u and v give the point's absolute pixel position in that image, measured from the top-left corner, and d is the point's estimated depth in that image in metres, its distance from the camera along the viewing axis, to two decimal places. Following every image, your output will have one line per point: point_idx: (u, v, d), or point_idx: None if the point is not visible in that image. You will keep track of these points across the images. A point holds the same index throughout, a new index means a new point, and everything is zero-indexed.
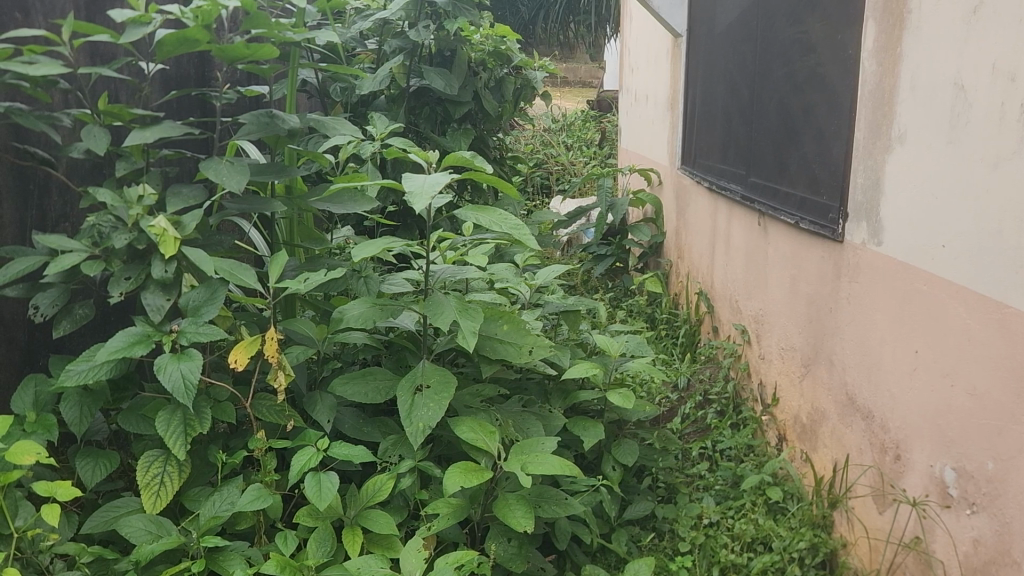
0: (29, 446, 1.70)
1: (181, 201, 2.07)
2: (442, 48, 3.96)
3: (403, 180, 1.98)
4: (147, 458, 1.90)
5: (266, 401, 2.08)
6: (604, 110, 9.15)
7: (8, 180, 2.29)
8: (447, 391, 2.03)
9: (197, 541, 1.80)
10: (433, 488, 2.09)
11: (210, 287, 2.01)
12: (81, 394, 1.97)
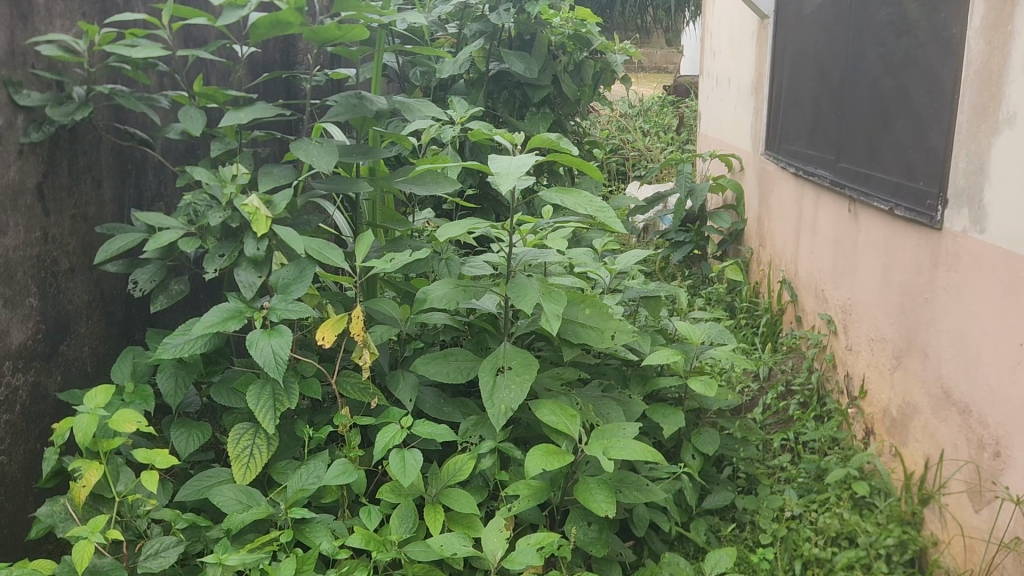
0: (131, 414, 1.77)
1: (272, 180, 2.12)
2: (522, 31, 3.95)
3: (490, 162, 1.97)
4: (238, 430, 1.96)
5: (351, 379, 2.12)
6: (681, 95, 8.99)
7: (109, 160, 2.39)
8: (529, 373, 2.03)
9: (285, 512, 1.84)
10: (513, 469, 2.10)
11: (299, 266, 2.05)
12: (177, 366, 2.04)
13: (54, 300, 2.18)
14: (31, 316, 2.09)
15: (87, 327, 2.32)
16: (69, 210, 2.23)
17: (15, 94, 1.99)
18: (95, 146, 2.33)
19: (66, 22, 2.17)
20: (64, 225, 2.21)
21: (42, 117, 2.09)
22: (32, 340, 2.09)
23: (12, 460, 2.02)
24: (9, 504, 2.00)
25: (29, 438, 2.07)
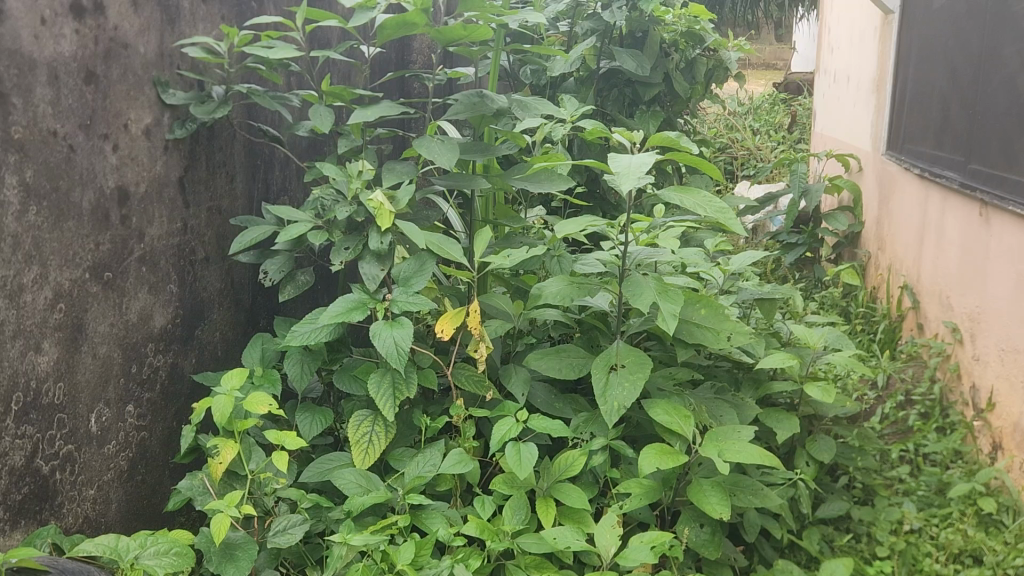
0: (263, 397, 1.86)
1: (396, 176, 2.18)
2: (635, 28, 3.93)
3: (610, 160, 1.97)
4: (358, 417, 2.03)
5: (466, 371, 2.16)
6: (792, 93, 8.74)
7: (242, 156, 2.52)
8: (643, 372, 2.03)
9: (403, 497, 1.90)
10: (624, 467, 2.10)
11: (420, 260, 2.10)
12: (303, 353, 2.14)
13: (191, 287, 2.32)
14: (171, 302, 2.23)
15: (219, 314, 2.45)
16: (206, 203, 2.36)
17: (164, 93, 2.12)
18: (230, 142, 2.46)
19: (208, 25, 2.29)
20: (202, 217, 2.34)
21: (186, 114, 2.23)
22: (172, 324, 2.23)
23: (153, 436, 2.16)
24: (149, 477, 2.14)
25: (168, 416, 2.21)
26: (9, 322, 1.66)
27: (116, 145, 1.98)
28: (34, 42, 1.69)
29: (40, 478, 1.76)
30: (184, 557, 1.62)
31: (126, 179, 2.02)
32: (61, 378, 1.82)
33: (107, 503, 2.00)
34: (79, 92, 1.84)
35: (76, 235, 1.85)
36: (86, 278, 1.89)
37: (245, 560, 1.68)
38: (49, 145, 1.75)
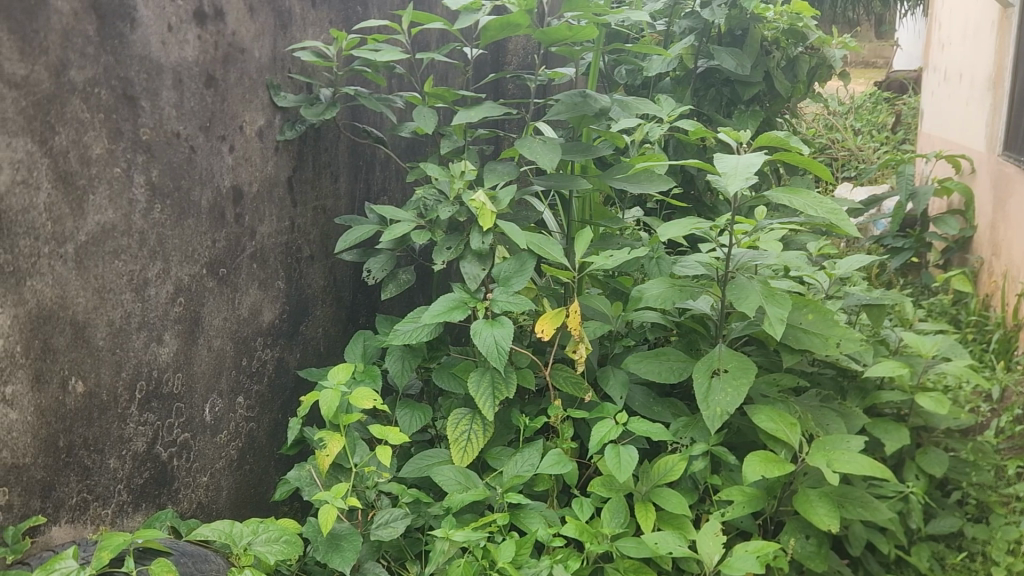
0: (367, 392, 1.89)
1: (498, 176, 2.18)
2: (734, 26, 3.85)
3: (716, 160, 1.93)
4: (457, 414, 2.06)
5: (564, 372, 2.15)
6: (896, 91, 8.40)
7: (346, 157, 2.59)
8: (747, 377, 1.98)
9: (501, 496, 1.90)
10: (725, 474, 2.06)
11: (520, 260, 2.10)
12: (404, 349, 2.17)
13: (298, 284, 2.39)
14: (279, 298, 2.30)
15: (322, 310, 2.52)
16: (311, 202, 2.43)
17: (275, 96, 2.19)
18: (335, 143, 2.52)
19: (318, 30, 2.36)
20: (308, 216, 2.41)
21: (296, 116, 2.30)
22: (279, 320, 2.31)
23: (260, 427, 2.24)
24: (256, 466, 2.22)
25: (274, 408, 2.28)
26: (136, 313, 1.74)
27: (232, 146, 2.05)
28: (161, 48, 1.77)
29: (159, 464, 1.84)
30: (293, 545, 1.65)
31: (240, 178, 2.09)
32: (180, 369, 1.90)
33: (218, 490, 2.08)
34: (200, 95, 1.92)
35: (196, 232, 1.93)
36: (203, 273, 1.97)
37: (350, 551, 1.71)
38: (173, 146, 1.83)
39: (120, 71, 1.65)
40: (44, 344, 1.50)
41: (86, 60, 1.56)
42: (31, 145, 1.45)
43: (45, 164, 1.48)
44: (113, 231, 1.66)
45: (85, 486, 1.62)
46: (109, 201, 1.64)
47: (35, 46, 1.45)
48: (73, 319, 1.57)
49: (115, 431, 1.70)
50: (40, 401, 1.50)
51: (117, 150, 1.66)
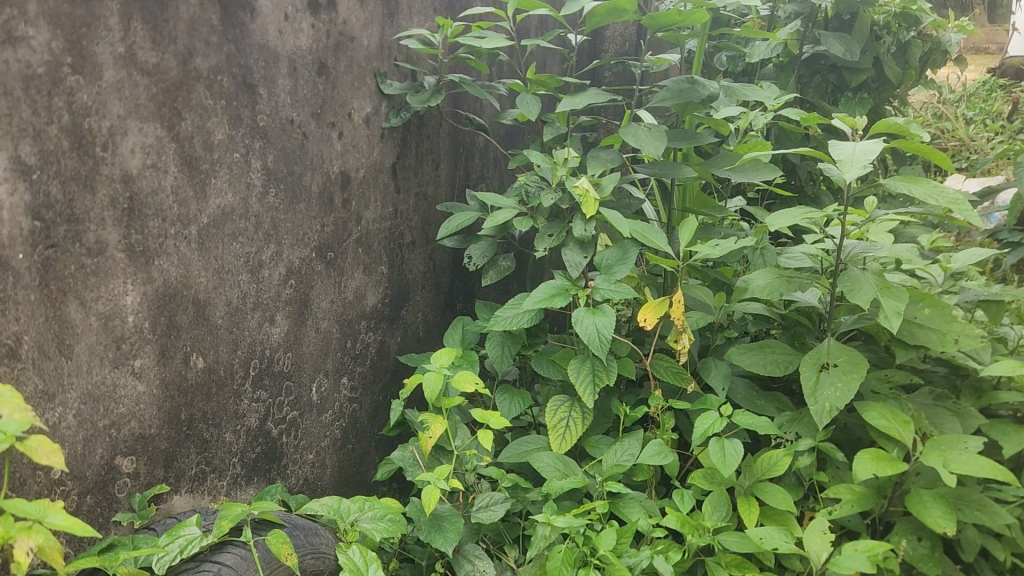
0: (470, 376, 1.89)
1: (601, 164, 2.15)
2: (843, 11, 3.70)
3: (830, 148, 1.87)
4: (556, 401, 2.06)
5: (665, 362, 2.13)
6: (1012, 77, 7.93)
7: (447, 143, 2.61)
8: (857, 372, 1.91)
9: (601, 484, 1.89)
10: (832, 471, 2.00)
11: (623, 248, 2.07)
12: (504, 335, 2.18)
13: (400, 269, 2.43)
14: (382, 283, 2.35)
15: (422, 296, 2.56)
16: (414, 189, 2.46)
17: (382, 84, 2.22)
18: (437, 131, 2.55)
19: (423, 18, 2.38)
20: (410, 202, 2.45)
21: (401, 104, 2.33)
22: (382, 304, 2.35)
23: (363, 408, 2.29)
24: (358, 446, 2.28)
25: (375, 390, 2.33)
26: (251, 293, 1.81)
27: (341, 133, 2.10)
28: (278, 37, 1.82)
29: (269, 440, 1.91)
30: (398, 523, 1.68)
31: (348, 165, 2.14)
32: (290, 349, 1.96)
33: (323, 468, 2.15)
34: (313, 83, 1.97)
35: (306, 216, 1.99)
36: (313, 257, 2.02)
37: (452, 532, 1.73)
38: (287, 133, 1.89)
39: (240, 60, 1.71)
40: (169, 321, 1.57)
41: (210, 48, 1.61)
42: (161, 131, 1.50)
43: (172, 149, 1.54)
44: (231, 215, 1.72)
45: (203, 458, 1.69)
46: (228, 185, 1.70)
47: (165, 35, 1.49)
48: (195, 298, 1.64)
49: (231, 407, 1.77)
50: (165, 375, 1.57)
51: (236, 136, 1.72)
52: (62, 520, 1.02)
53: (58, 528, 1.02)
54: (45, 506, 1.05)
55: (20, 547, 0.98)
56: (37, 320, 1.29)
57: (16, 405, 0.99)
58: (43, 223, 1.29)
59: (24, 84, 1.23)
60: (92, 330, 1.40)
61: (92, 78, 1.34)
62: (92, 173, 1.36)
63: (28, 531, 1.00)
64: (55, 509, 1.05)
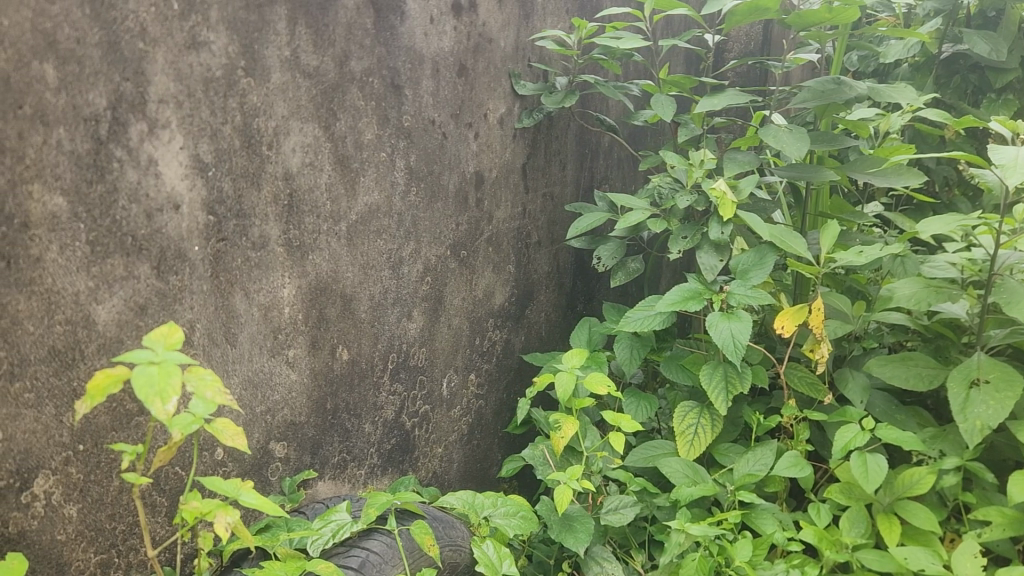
0: (601, 377, 1.88)
1: (738, 166, 2.12)
2: (989, 6, 3.48)
3: (990, 152, 1.77)
4: (685, 407, 2.03)
5: (799, 371, 2.07)
6: None
7: (574, 144, 2.61)
8: (1013, 391, 1.80)
9: (732, 493, 1.86)
10: (980, 493, 1.90)
11: (760, 252, 2.03)
12: (633, 338, 2.17)
13: (526, 268, 2.45)
14: (509, 282, 2.37)
15: (545, 295, 2.58)
16: (542, 189, 2.48)
17: (516, 84, 2.24)
18: (565, 131, 2.55)
19: (557, 18, 2.38)
20: (538, 202, 2.46)
21: (533, 104, 2.34)
22: (508, 303, 2.38)
23: (488, 405, 2.32)
24: (483, 443, 2.32)
25: (500, 388, 2.36)
26: (392, 289, 1.86)
27: (477, 133, 2.14)
28: (423, 39, 1.86)
29: (403, 432, 1.96)
30: (530, 521, 1.67)
31: (482, 165, 2.18)
32: (424, 344, 2.01)
33: (450, 462, 2.19)
34: (453, 84, 2.00)
35: (443, 215, 2.03)
36: (447, 255, 2.06)
37: (583, 533, 1.73)
38: (429, 133, 1.93)
39: (389, 62, 1.75)
40: (319, 314, 1.63)
41: (364, 51, 1.67)
42: (318, 130, 1.57)
43: (327, 148, 1.60)
44: (377, 212, 1.78)
45: (344, 447, 1.75)
46: (375, 184, 1.76)
47: (325, 38, 1.55)
48: (342, 292, 1.70)
49: (370, 398, 1.82)
50: (314, 365, 1.64)
51: (383, 136, 1.77)
52: (256, 500, 1.03)
53: (252, 507, 1.04)
54: (238, 485, 1.08)
55: (220, 524, 1.01)
56: (208, 309, 1.37)
57: (217, 389, 0.96)
58: (216, 217, 1.36)
59: (205, 86, 1.30)
60: (254, 320, 1.47)
61: (260, 80, 1.41)
62: (259, 170, 1.43)
63: (226, 507, 1.03)
64: (248, 489, 1.08)
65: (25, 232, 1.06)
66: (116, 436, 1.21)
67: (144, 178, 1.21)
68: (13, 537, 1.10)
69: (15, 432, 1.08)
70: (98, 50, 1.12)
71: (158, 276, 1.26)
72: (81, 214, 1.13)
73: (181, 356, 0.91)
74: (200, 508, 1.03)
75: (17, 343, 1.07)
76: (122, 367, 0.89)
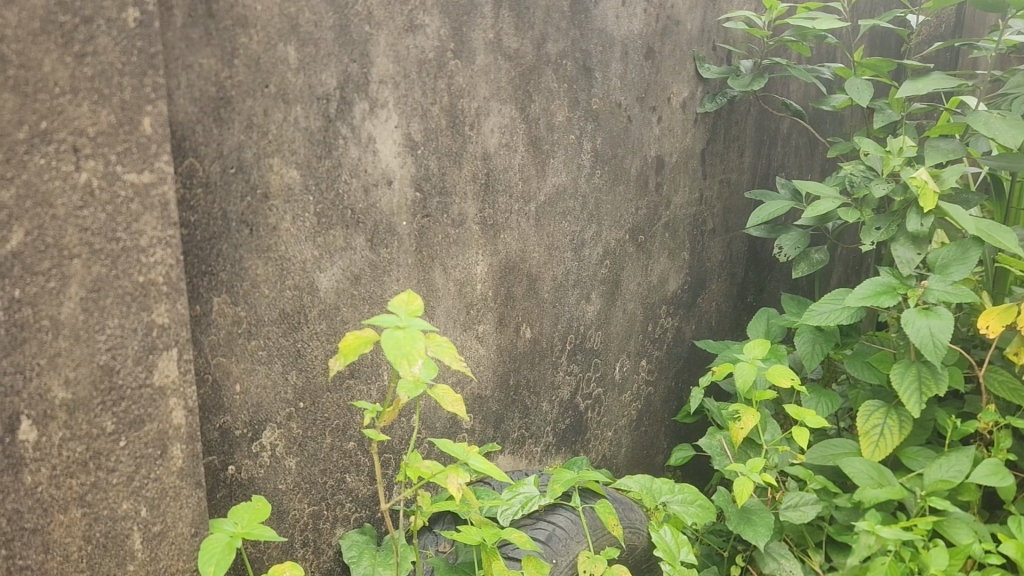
0: (784, 370, 1.82)
1: (941, 155, 2.01)
2: None
3: None
4: (871, 406, 1.94)
5: (1001, 376, 1.93)
6: None
7: (754, 130, 2.53)
8: None
9: (922, 499, 1.76)
10: None
11: (963, 247, 1.90)
12: (816, 331, 2.10)
13: (700, 255, 2.41)
14: (683, 268, 2.34)
15: (717, 284, 2.52)
16: (720, 175, 2.42)
17: (701, 68, 2.18)
18: (746, 116, 2.48)
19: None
20: (715, 188, 2.41)
21: (717, 88, 2.28)
22: (681, 290, 2.35)
23: (657, 392, 2.31)
24: (651, 430, 2.30)
25: (669, 376, 2.34)
26: (573, 271, 1.88)
27: (660, 117, 2.11)
28: (615, 22, 1.85)
29: (577, 413, 1.98)
30: (708, 510, 1.64)
31: (664, 149, 2.15)
32: (600, 327, 2.01)
33: (619, 446, 2.20)
34: (640, 67, 1.98)
35: (624, 198, 2.02)
36: (626, 239, 2.06)
37: (763, 527, 1.70)
38: (615, 116, 1.92)
39: (582, 44, 1.76)
40: (507, 292, 1.68)
41: (560, 34, 1.68)
42: (515, 112, 1.60)
43: (522, 129, 1.63)
44: (564, 194, 1.80)
45: (523, 423, 1.80)
46: (563, 165, 1.78)
47: (526, 21, 1.58)
48: (528, 271, 1.73)
49: (548, 377, 1.85)
50: (500, 341, 1.69)
51: (573, 118, 1.78)
52: (482, 465, 1.12)
53: (478, 472, 1.14)
54: (468, 449, 1.18)
55: (451, 484, 1.12)
56: (412, 282, 1.43)
57: (452, 357, 1.02)
58: (423, 194, 1.41)
59: (419, 68, 1.35)
60: (450, 294, 1.53)
61: (467, 62, 1.45)
62: (461, 150, 1.48)
63: (457, 469, 1.13)
64: (476, 453, 1.18)
65: (266, 202, 1.15)
66: (330, 397, 1.29)
67: (364, 155, 1.28)
68: (244, 482, 1.20)
69: (250, 386, 1.18)
70: (332, 33, 1.19)
71: (372, 248, 1.33)
72: (311, 186, 1.21)
73: (421, 323, 0.99)
74: (426, 469, 1.16)
75: (255, 305, 1.16)
76: (370, 330, 1.01)
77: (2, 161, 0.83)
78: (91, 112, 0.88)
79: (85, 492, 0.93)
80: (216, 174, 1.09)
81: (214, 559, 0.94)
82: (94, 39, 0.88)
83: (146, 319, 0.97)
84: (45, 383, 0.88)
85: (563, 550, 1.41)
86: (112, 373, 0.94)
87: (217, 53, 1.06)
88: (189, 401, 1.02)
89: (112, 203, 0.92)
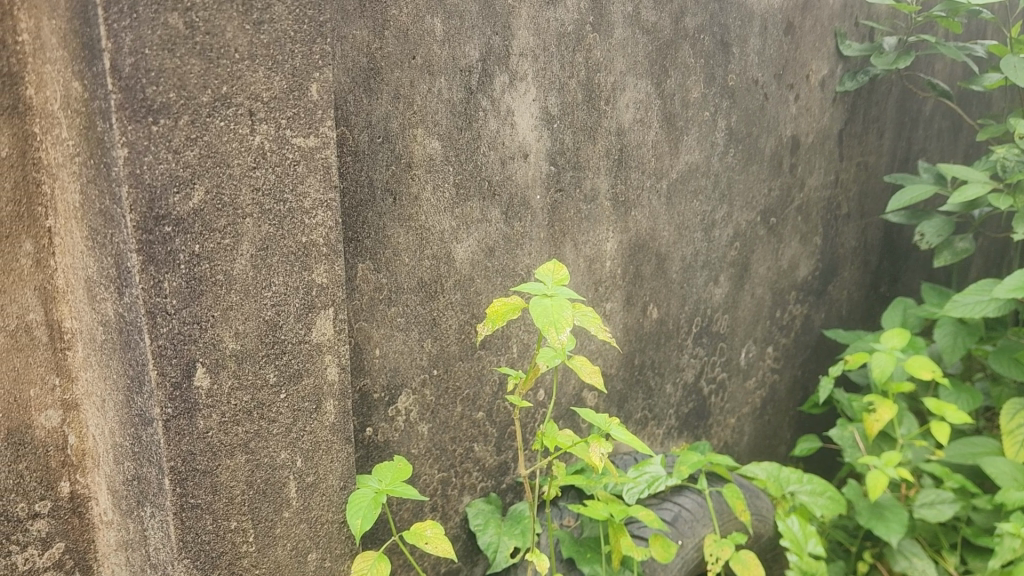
0: (925, 361, 1.74)
1: None
2: None
3: None
4: (1016, 404, 1.82)
5: None
6: None
7: (896, 110, 2.40)
8: None
9: None
10: None
11: None
12: (959, 324, 1.99)
13: (833, 240, 2.31)
14: (815, 254, 2.25)
15: (850, 271, 2.42)
16: (857, 157, 2.31)
17: (842, 44, 2.08)
18: (888, 96, 2.35)
19: None
20: (852, 170, 2.30)
21: (859, 65, 2.18)
22: (812, 276, 2.26)
23: (782, 381, 2.24)
24: (775, 419, 2.24)
25: (796, 364, 2.26)
26: (702, 252, 1.84)
27: (798, 95, 2.03)
28: None
29: (701, 397, 1.94)
30: (839, 503, 1.57)
31: (800, 128, 2.07)
32: (727, 311, 1.97)
33: (742, 434, 2.14)
34: (779, 42, 1.91)
35: (757, 178, 1.96)
36: (757, 221, 2.00)
37: (896, 523, 1.63)
38: (751, 93, 1.86)
39: (721, 18, 1.71)
40: (636, 271, 1.66)
41: (699, 7, 1.64)
42: (651, 87, 1.57)
43: (657, 105, 1.60)
44: (696, 172, 1.76)
45: (646, 404, 1.78)
46: (697, 143, 1.74)
47: None
48: (658, 250, 1.71)
49: (673, 360, 1.83)
50: (627, 320, 1.67)
51: (709, 94, 1.74)
52: (625, 437, 1.13)
53: (621, 443, 1.15)
54: (609, 419, 1.19)
55: (595, 454, 1.14)
56: (544, 256, 1.44)
57: (599, 325, 1.04)
58: (557, 168, 1.41)
59: (558, 41, 1.35)
60: (579, 271, 1.53)
61: (605, 36, 1.44)
62: (596, 124, 1.47)
63: (599, 439, 1.15)
64: (618, 423, 1.18)
65: (409, 171, 1.18)
66: (462, 366, 1.32)
67: (502, 127, 1.29)
68: (381, 444, 1.23)
69: (388, 351, 1.21)
70: (477, 5, 1.20)
71: (506, 221, 1.34)
72: (451, 158, 1.23)
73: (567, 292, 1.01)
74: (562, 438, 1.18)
75: (395, 272, 1.19)
76: (517, 298, 1.04)
77: (188, 123, 0.87)
78: (266, 78, 0.92)
79: (249, 440, 0.98)
80: (365, 144, 1.11)
81: (361, 512, 0.98)
82: (270, 8, 0.91)
83: (307, 279, 1.01)
84: (218, 334, 0.93)
85: (690, 532, 1.40)
86: (276, 328, 0.98)
87: (369, 24, 1.08)
88: (342, 359, 1.07)
89: (282, 164, 0.96)
